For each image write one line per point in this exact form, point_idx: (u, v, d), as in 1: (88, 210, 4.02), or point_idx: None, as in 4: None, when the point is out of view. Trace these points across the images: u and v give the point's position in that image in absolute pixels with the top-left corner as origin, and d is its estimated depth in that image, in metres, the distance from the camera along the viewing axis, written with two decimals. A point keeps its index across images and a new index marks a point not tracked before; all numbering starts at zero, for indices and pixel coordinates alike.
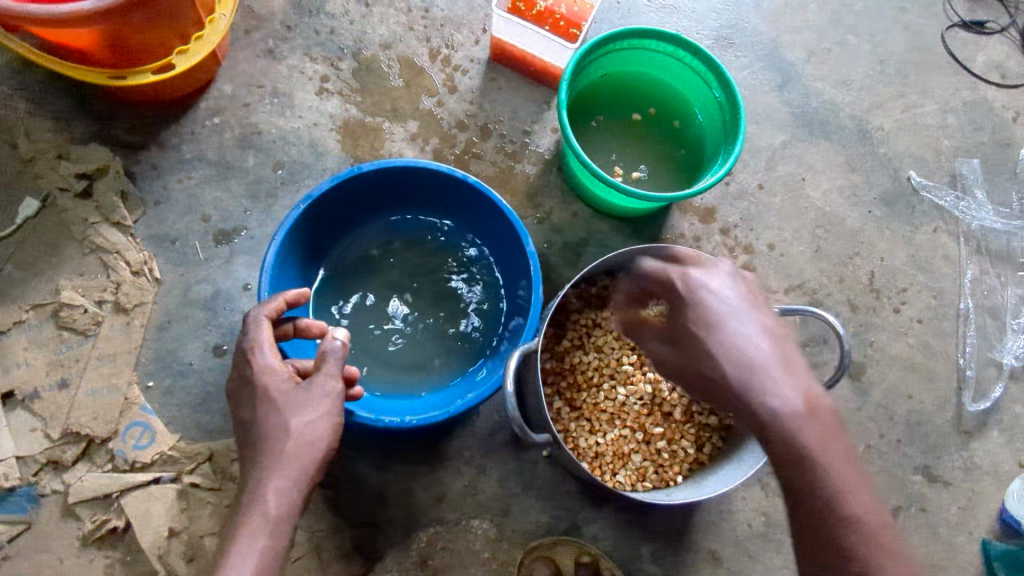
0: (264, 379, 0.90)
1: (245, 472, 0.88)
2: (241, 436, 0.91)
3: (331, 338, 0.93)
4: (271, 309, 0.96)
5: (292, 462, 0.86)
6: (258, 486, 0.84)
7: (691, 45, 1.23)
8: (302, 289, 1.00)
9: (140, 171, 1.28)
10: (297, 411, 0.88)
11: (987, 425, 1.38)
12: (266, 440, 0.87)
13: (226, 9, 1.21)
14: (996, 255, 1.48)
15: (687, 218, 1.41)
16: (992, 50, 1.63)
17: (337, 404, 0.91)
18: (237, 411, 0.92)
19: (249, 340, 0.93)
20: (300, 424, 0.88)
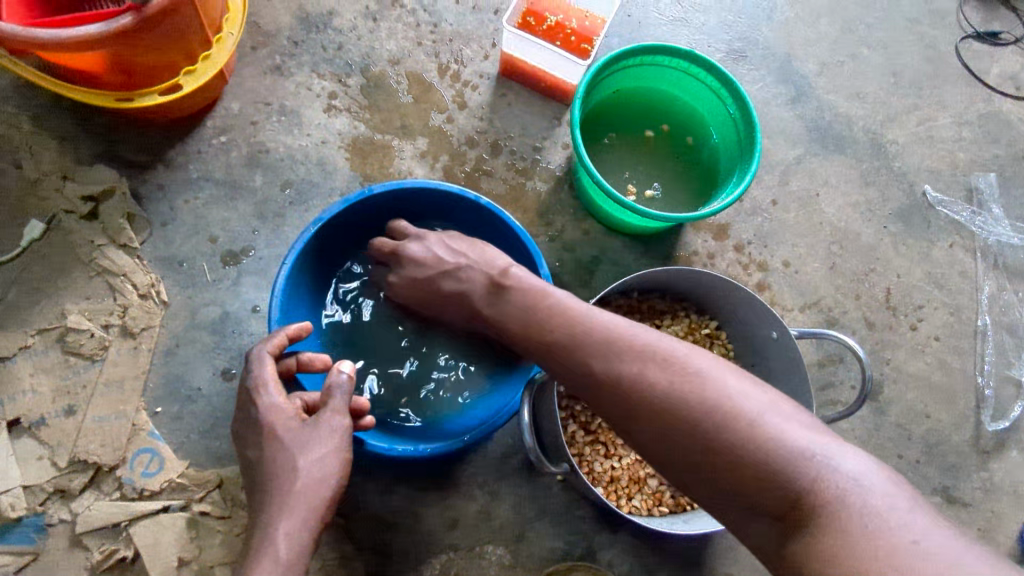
0: (270, 420, 0.89)
1: (254, 510, 0.86)
2: (249, 473, 0.89)
3: (336, 372, 0.93)
4: (274, 345, 0.94)
5: (300, 501, 0.84)
6: (266, 529, 0.82)
7: (705, 62, 1.20)
8: (303, 323, 0.98)
9: (146, 191, 1.26)
10: (304, 450, 0.87)
11: (1006, 444, 1.36)
12: (274, 480, 0.85)
13: (234, 26, 1.19)
14: (1013, 270, 1.46)
15: (700, 235, 1.39)
16: (1006, 62, 1.61)
17: (346, 440, 0.90)
18: (245, 447, 0.90)
19: (251, 379, 0.91)
20: (309, 463, 0.86)
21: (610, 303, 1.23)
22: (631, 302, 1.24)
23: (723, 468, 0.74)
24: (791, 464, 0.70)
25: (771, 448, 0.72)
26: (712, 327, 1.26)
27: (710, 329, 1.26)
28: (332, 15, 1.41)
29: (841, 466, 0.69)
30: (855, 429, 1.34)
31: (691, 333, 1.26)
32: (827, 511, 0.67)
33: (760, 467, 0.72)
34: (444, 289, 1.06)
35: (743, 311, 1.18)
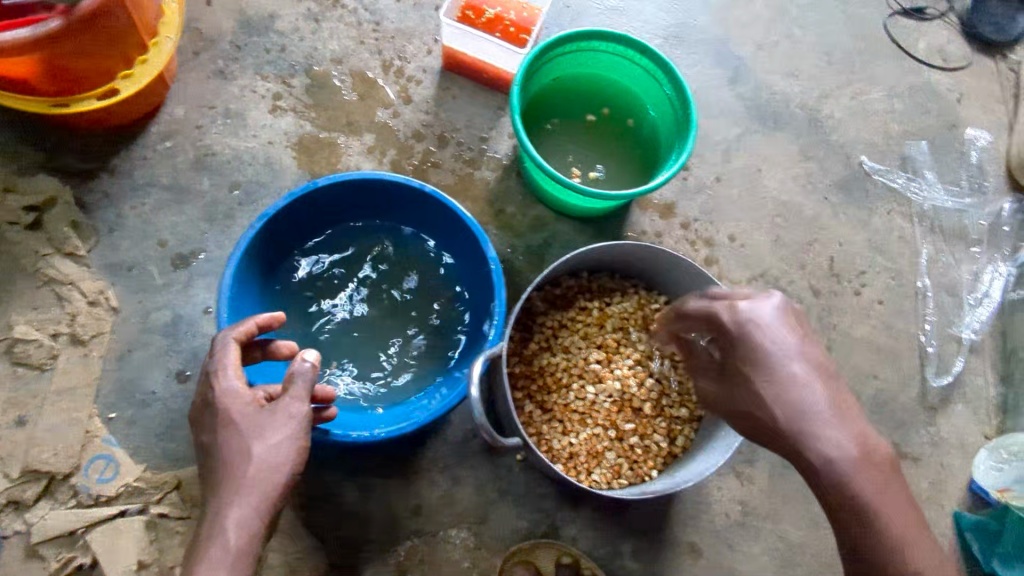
0: (228, 408, 0.89)
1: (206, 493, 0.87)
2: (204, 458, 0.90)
3: (299, 360, 0.92)
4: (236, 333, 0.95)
5: (252, 486, 0.84)
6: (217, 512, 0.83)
7: (639, 44, 1.24)
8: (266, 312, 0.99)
9: (91, 199, 1.26)
10: (259, 435, 0.87)
11: (951, 399, 1.41)
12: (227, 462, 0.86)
13: (171, 31, 1.19)
14: (949, 233, 1.51)
15: (647, 215, 1.43)
16: (933, 36, 1.69)
17: (303, 429, 0.89)
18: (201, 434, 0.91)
19: (212, 367, 0.92)
20: (264, 449, 0.86)
21: (559, 284, 1.27)
22: (580, 282, 1.28)
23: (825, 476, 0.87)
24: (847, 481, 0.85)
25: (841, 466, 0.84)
26: (661, 302, 1.28)
27: (659, 304, 1.28)
28: (274, 18, 1.42)
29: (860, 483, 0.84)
30: None
31: (641, 309, 1.27)
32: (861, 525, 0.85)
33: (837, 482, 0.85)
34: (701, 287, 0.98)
35: (687, 282, 1.20)
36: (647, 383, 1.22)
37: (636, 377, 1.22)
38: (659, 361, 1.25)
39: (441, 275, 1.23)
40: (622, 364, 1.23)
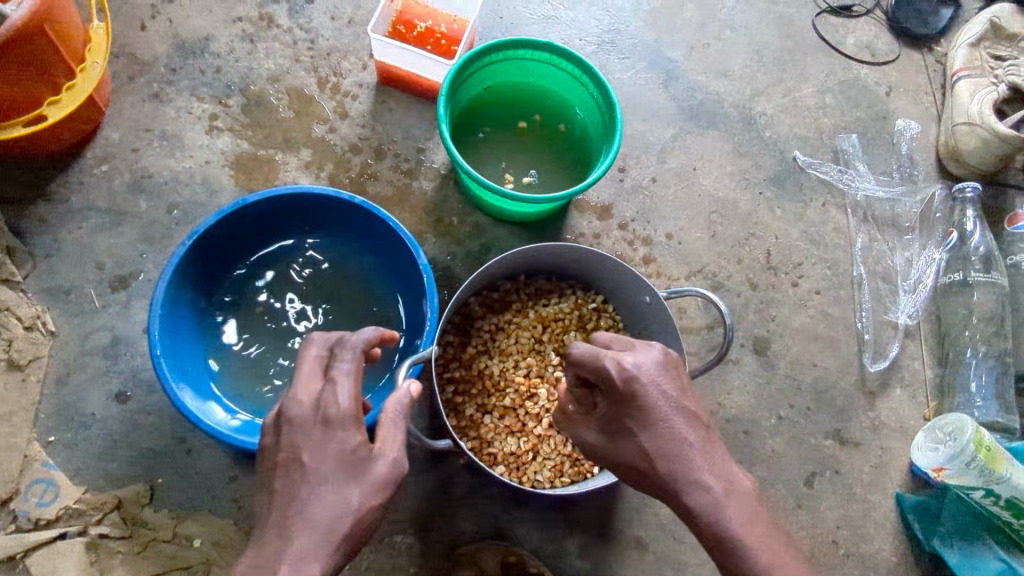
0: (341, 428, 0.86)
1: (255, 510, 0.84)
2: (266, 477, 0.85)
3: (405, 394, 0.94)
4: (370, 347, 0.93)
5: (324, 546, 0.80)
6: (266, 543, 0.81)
7: (561, 50, 1.27)
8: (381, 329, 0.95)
9: (27, 226, 1.27)
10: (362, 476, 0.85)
11: (889, 384, 1.44)
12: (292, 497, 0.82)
13: (99, 56, 1.21)
14: (882, 221, 1.55)
15: (585, 217, 1.45)
16: (860, 32, 1.74)
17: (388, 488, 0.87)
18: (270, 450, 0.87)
19: (337, 373, 0.89)
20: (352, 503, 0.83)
21: (497, 288, 1.29)
22: (517, 284, 1.30)
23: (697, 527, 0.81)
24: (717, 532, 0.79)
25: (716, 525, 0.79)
26: (598, 301, 1.30)
27: (596, 303, 1.30)
28: (209, 40, 1.45)
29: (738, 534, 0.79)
30: (747, 384, 1.40)
31: (579, 309, 1.29)
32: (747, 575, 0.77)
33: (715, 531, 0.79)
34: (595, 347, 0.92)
35: (618, 280, 1.23)
36: None
37: None
38: None
39: (381, 284, 1.26)
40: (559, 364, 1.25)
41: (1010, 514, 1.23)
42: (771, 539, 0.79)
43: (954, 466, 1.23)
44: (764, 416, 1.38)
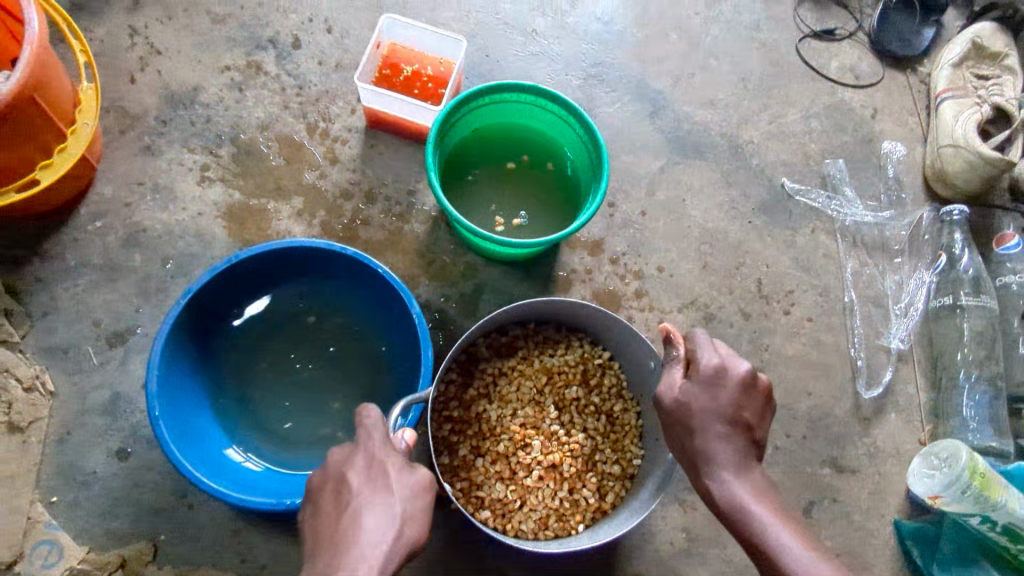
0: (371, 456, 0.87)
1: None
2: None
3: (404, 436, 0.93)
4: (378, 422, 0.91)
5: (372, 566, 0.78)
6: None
7: (548, 93, 1.29)
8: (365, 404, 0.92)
9: (23, 285, 1.28)
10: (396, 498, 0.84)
11: (885, 409, 1.44)
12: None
13: (89, 115, 1.22)
14: (871, 245, 1.57)
15: (576, 254, 1.47)
16: (844, 55, 1.76)
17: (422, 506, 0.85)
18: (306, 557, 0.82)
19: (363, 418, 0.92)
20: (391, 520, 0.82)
21: (505, 332, 1.29)
22: (525, 331, 1.30)
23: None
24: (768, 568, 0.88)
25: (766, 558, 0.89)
26: (604, 357, 1.30)
27: (602, 359, 1.29)
28: (197, 90, 1.46)
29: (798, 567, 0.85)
30: None
31: (585, 362, 1.29)
32: None
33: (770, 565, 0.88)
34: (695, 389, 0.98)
35: (625, 339, 1.22)
36: (579, 436, 1.25)
37: (570, 430, 1.25)
38: (595, 415, 1.27)
39: (376, 332, 1.28)
40: (561, 416, 1.26)
41: (1008, 540, 1.24)
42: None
43: (949, 493, 1.24)
44: None
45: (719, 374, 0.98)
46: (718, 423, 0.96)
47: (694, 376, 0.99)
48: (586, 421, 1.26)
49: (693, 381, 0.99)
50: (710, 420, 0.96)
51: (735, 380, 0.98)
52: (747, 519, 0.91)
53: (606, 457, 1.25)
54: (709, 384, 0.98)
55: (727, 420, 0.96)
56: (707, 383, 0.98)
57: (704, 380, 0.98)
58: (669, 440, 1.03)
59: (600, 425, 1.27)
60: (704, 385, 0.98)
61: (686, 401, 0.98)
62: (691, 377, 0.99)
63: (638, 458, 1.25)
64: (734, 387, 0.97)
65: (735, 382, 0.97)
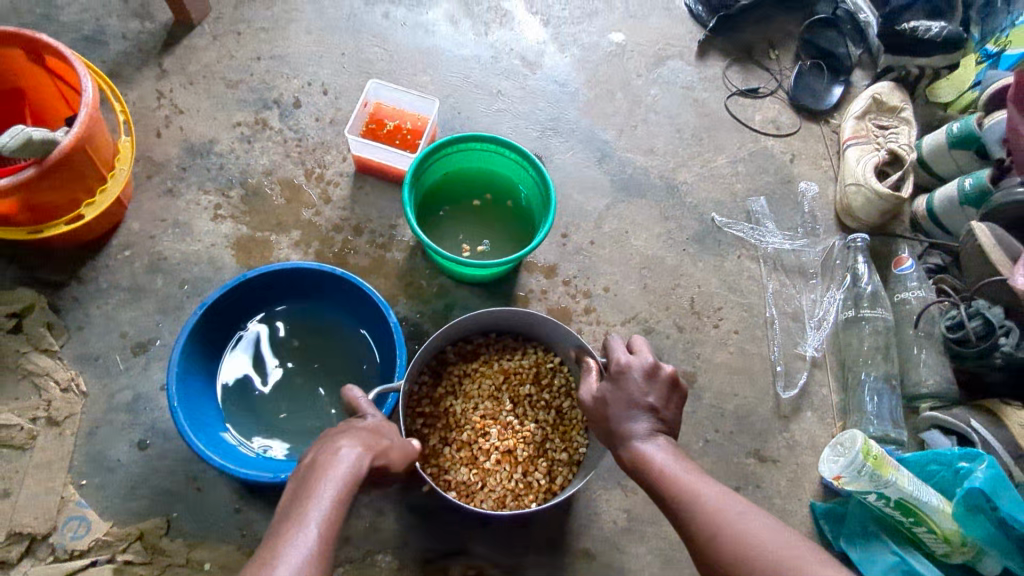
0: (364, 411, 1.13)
1: (297, 495, 0.90)
2: (299, 475, 0.95)
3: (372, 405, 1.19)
4: (363, 396, 1.17)
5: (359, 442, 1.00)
6: (328, 504, 0.88)
7: (504, 142, 1.56)
8: (348, 384, 1.19)
9: (63, 303, 1.52)
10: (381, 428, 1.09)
11: (801, 408, 1.67)
12: (333, 459, 0.94)
13: (125, 162, 1.49)
14: (789, 269, 1.82)
15: (533, 276, 1.72)
16: (766, 109, 2.06)
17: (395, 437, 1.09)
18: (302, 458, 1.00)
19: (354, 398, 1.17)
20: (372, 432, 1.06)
21: (470, 340, 1.54)
22: (487, 339, 1.54)
23: (679, 510, 1.06)
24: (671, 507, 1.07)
25: (668, 498, 1.08)
26: (555, 362, 1.52)
27: (554, 362, 1.52)
28: (213, 142, 1.74)
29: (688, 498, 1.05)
30: None
31: (538, 365, 1.52)
32: (702, 526, 1.02)
33: (670, 502, 1.07)
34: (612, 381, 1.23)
35: (568, 344, 1.46)
36: (532, 426, 1.47)
37: (524, 422, 1.48)
38: (546, 409, 1.50)
39: (359, 342, 1.51)
40: (516, 410, 1.49)
41: (900, 513, 1.43)
42: (725, 502, 1.03)
43: (848, 474, 1.42)
44: (693, 440, 1.61)
45: (629, 364, 1.22)
46: (629, 402, 1.19)
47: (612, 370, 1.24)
48: (538, 414, 1.49)
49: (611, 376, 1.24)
50: (619, 405, 1.20)
51: (642, 367, 1.22)
52: (652, 472, 1.11)
53: (556, 445, 1.47)
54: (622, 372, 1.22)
55: (636, 399, 1.19)
56: (619, 372, 1.22)
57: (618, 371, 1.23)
58: (601, 434, 1.26)
59: (551, 417, 1.49)
60: (618, 376, 1.23)
61: (602, 394, 1.23)
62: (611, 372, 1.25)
63: (583, 446, 1.45)
64: (640, 373, 1.21)
65: (642, 369, 1.22)
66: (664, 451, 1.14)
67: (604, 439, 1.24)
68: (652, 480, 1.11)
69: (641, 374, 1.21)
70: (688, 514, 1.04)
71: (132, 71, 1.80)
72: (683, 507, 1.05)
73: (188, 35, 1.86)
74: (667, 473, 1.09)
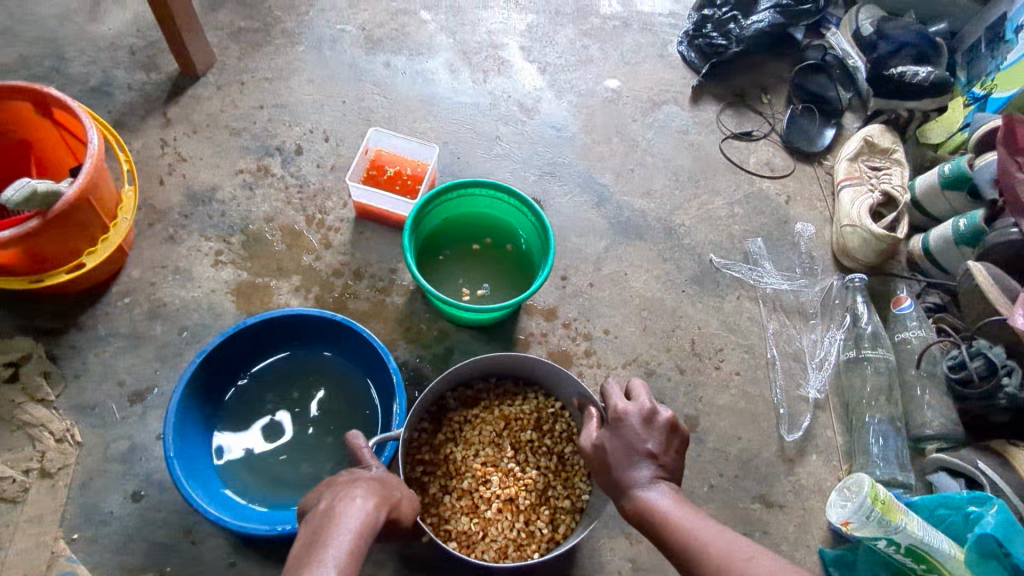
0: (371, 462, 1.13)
1: (312, 542, 0.87)
2: (311, 521, 0.93)
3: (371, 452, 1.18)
4: (366, 445, 1.17)
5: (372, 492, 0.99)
6: (345, 553, 0.86)
7: (503, 188, 1.58)
8: (352, 430, 1.18)
9: (60, 352, 1.51)
10: (390, 481, 1.08)
11: (806, 450, 1.65)
12: (349, 507, 0.93)
13: (128, 212, 1.51)
14: (788, 309, 1.83)
15: (533, 319, 1.72)
16: (760, 152, 2.09)
17: (402, 491, 1.08)
18: (312, 507, 0.98)
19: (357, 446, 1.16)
20: (383, 484, 1.05)
21: (470, 386, 1.52)
22: (488, 385, 1.53)
23: (685, 560, 1.04)
24: (675, 557, 1.06)
25: (672, 548, 1.06)
26: (556, 407, 1.51)
27: (555, 407, 1.51)
28: (215, 189, 1.76)
29: (693, 546, 1.03)
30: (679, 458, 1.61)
31: (539, 411, 1.51)
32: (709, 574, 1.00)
33: (676, 551, 1.05)
34: (611, 429, 1.23)
35: (569, 389, 1.45)
36: (534, 473, 1.45)
37: (526, 469, 1.45)
38: (548, 455, 1.47)
39: (358, 388, 1.50)
40: (517, 457, 1.47)
41: (912, 560, 1.39)
42: (732, 548, 1.01)
43: (858, 518, 1.39)
44: (697, 485, 1.58)
45: (627, 410, 1.22)
46: (628, 450, 1.18)
47: (609, 418, 1.24)
48: (539, 460, 1.47)
49: (610, 424, 1.24)
50: (619, 452, 1.19)
51: (639, 412, 1.21)
52: (655, 520, 1.10)
53: (558, 493, 1.44)
54: (620, 419, 1.22)
55: (635, 446, 1.18)
56: (617, 419, 1.22)
57: (616, 419, 1.22)
58: (602, 484, 1.24)
59: (552, 463, 1.47)
60: (616, 423, 1.22)
61: (602, 441, 1.23)
62: (609, 420, 1.24)
63: (586, 493, 1.43)
64: (637, 419, 1.20)
65: (639, 415, 1.21)
66: (667, 498, 1.12)
67: (606, 487, 1.23)
68: (655, 529, 1.09)
69: (638, 420, 1.20)
70: (694, 564, 1.02)
71: (137, 120, 1.83)
72: (688, 557, 1.03)
73: (193, 85, 1.90)
74: (670, 520, 1.08)
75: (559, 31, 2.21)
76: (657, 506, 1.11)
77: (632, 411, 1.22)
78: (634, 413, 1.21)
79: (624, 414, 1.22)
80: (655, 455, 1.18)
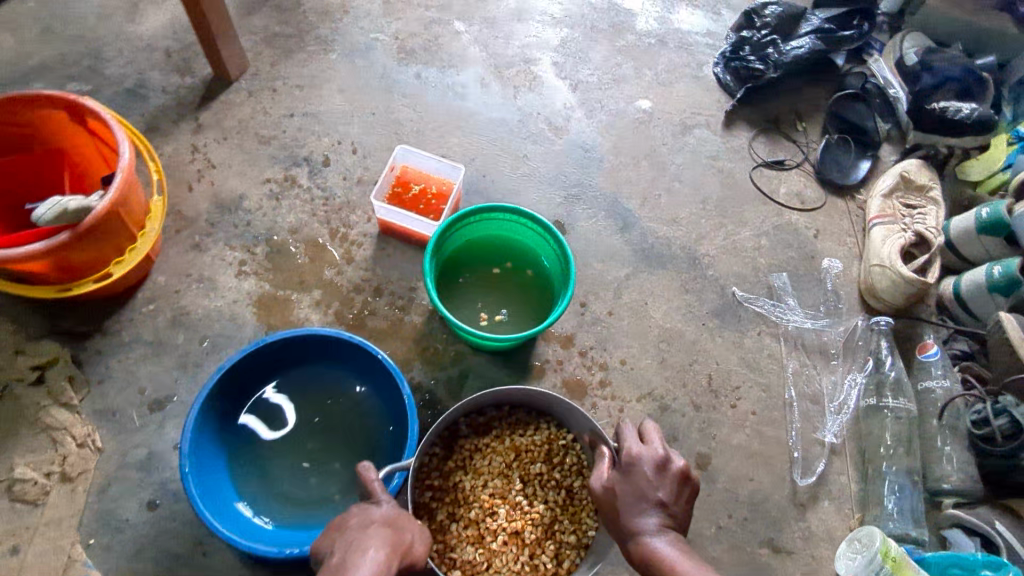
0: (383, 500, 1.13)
1: None
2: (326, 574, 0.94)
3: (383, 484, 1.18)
4: (377, 477, 1.17)
5: (383, 540, 1.00)
6: None
7: (527, 215, 1.56)
8: (364, 461, 1.18)
9: (85, 356, 1.54)
10: (402, 522, 1.08)
11: (818, 496, 1.63)
12: (359, 560, 0.94)
13: (156, 221, 1.53)
14: (810, 348, 1.80)
15: (550, 346, 1.71)
16: (792, 182, 2.05)
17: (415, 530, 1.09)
18: (327, 558, 0.99)
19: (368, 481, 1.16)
20: (394, 526, 1.06)
21: (483, 413, 1.53)
22: (500, 413, 1.53)
23: None
24: None
25: None
26: (568, 439, 1.50)
27: (566, 440, 1.50)
28: (242, 198, 1.77)
29: None
30: None
31: (550, 442, 1.50)
32: None
33: None
34: (622, 473, 1.22)
35: (582, 424, 1.43)
36: (541, 506, 1.45)
37: (533, 501, 1.46)
38: (556, 489, 1.48)
39: (373, 407, 1.51)
40: (526, 488, 1.47)
41: None
42: None
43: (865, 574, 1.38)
44: (705, 526, 1.57)
45: (639, 455, 1.22)
46: (638, 497, 1.18)
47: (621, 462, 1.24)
48: (547, 494, 1.47)
49: (621, 467, 1.23)
50: (629, 498, 1.18)
51: (652, 458, 1.21)
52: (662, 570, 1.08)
53: (565, 527, 1.44)
54: (632, 463, 1.22)
55: (646, 492, 1.18)
56: (629, 464, 1.22)
57: (628, 463, 1.22)
58: (609, 528, 1.23)
59: (560, 497, 1.47)
60: (628, 467, 1.22)
61: (612, 484, 1.22)
62: (621, 464, 1.24)
63: (592, 529, 1.43)
64: (649, 466, 1.20)
65: (652, 462, 1.21)
66: (676, 548, 1.12)
67: (612, 530, 1.22)
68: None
69: (650, 467, 1.20)
70: None
71: (169, 124, 1.85)
72: None
73: (224, 91, 1.91)
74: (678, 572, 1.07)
75: (593, 48, 2.18)
76: (665, 555, 1.10)
77: (644, 457, 1.22)
78: (646, 459, 1.21)
79: (637, 459, 1.22)
80: (665, 504, 1.17)
